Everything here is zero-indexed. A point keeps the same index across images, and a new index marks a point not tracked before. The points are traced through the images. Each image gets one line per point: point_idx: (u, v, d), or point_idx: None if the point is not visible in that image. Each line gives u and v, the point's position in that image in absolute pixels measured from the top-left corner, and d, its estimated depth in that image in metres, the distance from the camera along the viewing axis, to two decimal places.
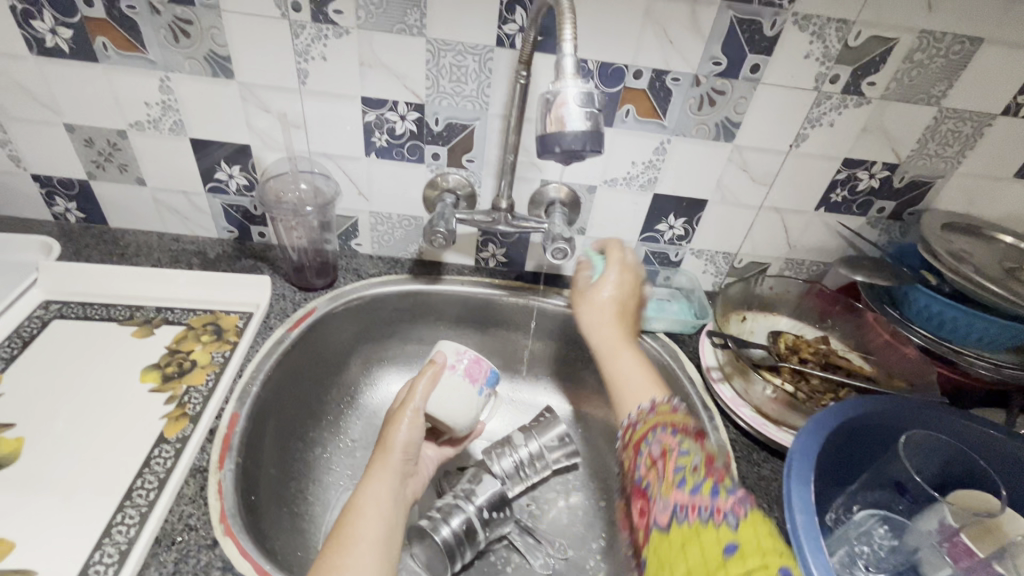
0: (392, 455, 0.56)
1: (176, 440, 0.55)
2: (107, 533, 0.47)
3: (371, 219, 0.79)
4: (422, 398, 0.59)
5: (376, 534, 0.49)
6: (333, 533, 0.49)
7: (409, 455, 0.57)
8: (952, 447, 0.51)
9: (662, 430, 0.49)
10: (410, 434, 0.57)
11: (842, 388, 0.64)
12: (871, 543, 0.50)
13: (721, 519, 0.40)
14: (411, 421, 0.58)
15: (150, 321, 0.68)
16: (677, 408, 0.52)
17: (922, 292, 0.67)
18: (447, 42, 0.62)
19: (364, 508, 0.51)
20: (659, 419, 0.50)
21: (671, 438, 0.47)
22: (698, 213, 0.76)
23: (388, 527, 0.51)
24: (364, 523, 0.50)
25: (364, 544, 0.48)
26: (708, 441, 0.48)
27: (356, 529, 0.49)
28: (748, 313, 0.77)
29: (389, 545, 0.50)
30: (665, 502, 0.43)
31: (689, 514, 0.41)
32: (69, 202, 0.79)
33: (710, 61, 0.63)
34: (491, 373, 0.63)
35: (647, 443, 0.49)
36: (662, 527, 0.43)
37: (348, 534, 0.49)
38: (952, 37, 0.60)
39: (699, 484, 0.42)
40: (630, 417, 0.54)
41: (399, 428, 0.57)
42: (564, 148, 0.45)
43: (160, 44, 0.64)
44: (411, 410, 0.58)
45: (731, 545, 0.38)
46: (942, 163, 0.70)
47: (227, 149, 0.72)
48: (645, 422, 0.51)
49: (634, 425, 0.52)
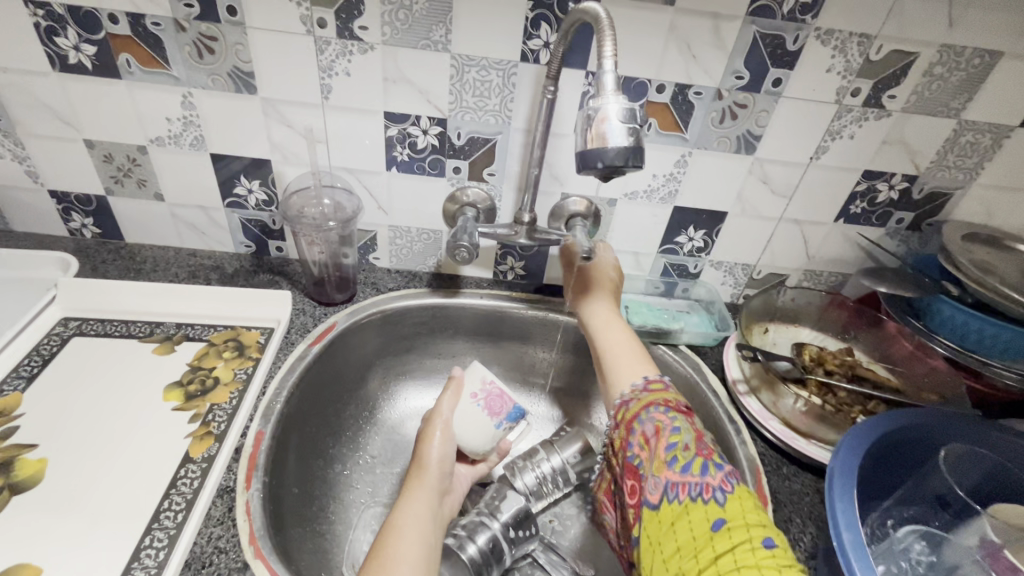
0: (428, 472, 0.59)
1: (202, 459, 0.54)
2: (136, 557, 0.46)
3: (391, 233, 0.78)
4: (450, 409, 0.63)
5: (417, 550, 0.50)
6: (372, 550, 0.50)
7: (443, 470, 0.60)
8: (989, 460, 0.51)
9: (655, 409, 0.54)
10: (441, 447, 0.61)
11: (871, 400, 0.63)
12: (909, 559, 0.48)
13: (710, 497, 0.45)
14: (442, 436, 0.62)
15: (170, 338, 0.67)
16: (667, 388, 0.57)
17: (946, 302, 0.66)
18: (472, 58, 0.63)
19: (404, 525, 0.52)
20: (651, 398, 0.55)
21: (665, 417, 0.52)
22: (718, 225, 0.76)
23: (428, 543, 0.51)
24: (404, 539, 0.50)
25: (406, 560, 0.48)
26: (696, 419, 0.53)
27: (397, 545, 0.49)
28: (770, 324, 0.77)
29: (430, 561, 0.50)
30: (658, 481, 0.48)
31: (679, 492, 0.46)
32: (85, 218, 0.78)
33: (732, 75, 0.63)
34: (515, 409, 0.65)
35: (639, 422, 0.53)
36: (654, 505, 0.48)
37: (389, 549, 0.49)
38: (972, 51, 0.61)
39: (688, 463, 0.48)
40: (622, 396, 0.58)
41: (432, 445, 0.61)
42: (607, 164, 0.45)
43: (184, 61, 0.64)
44: (440, 420, 0.63)
45: (717, 520, 0.43)
46: (961, 175, 0.70)
47: (247, 164, 0.72)
48: (639, 400, 0.56)
49: (627, 402, 0.57)
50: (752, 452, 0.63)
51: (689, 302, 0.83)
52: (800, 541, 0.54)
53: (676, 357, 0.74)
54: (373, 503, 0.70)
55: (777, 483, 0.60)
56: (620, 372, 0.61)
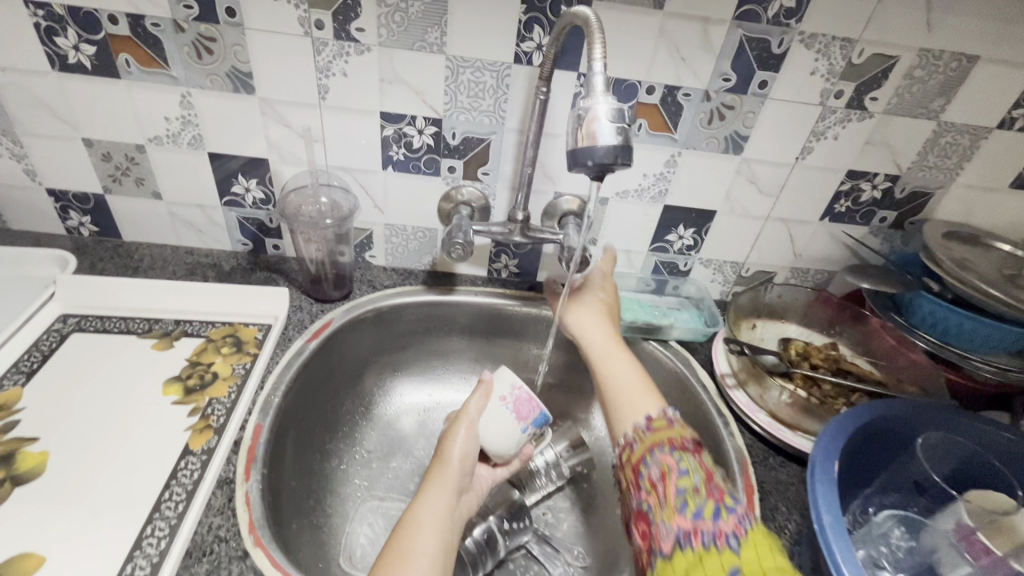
0: (449, 467, 0.57)
1: (202, 452, 0.55)
2: (138, 546, 0.47)
3: (386, 231, 0.80)
4: (478, 411, 0.60)
5: (432, 547, 0.50)
6: (388, 545, 0.50)
7: (462, 468, 0.58)
8: (966, 447, 0.53)
9: (660, 449, 0.49)
10: (464, 445, 0.59)
11: (854, 393, 0.65)
12: (888, 545, 0.51)
13: (724, 544, 0.41)
14: (465, 432, 0.60)
15: (169, 334, 0.68)
16: (673, 421, 0.52)
17: (926, 298, 0.69)
18: (467, 59, 0.64)
19: (422, 520, 0.52)
20: (655, 437, 0.50)
21: (670, 457, 0.48)
22: (707, 223, 0.78)
23: (444, 539, 0.51)
24: (420, 534, 0.50)
25: (421, 555, 0.49)
26: (707, 454, 0.48)
27: (413, 541, 0.50)
28: (757, 320, 0.79)
29: (444, 558, 0.50)
30: (668, 528, 0.44)
31: (693, 541, 0.42)
32: (83, 216, 0.79)
33: (720, 77, 0.65)
34: (541, 415, 0.62)
35: (645, 465, 0.49)
36: (666, 556, 0.43)
37: (404, 545, 0.49)
38: (950, 55, 0.63)
39: (699, 507, 0.44)
40: (625, 436, 0.53)
41: (455, 442, 0.59)
42: (596, 161, 0.46)
43: (183, 62, 0.65)
44: (467, 419, 0.60)
45: (735, 570, 0.39)
46: (941, 175, 0.72)
47: (245, 163, 0.73)
48: (642, 441, 0.51)
49: (631, 443, 0.52)
50: (740, 444, 0.64)
51: (680, 299, 0.85)
52: (786, 528, 0.56)
53: (666, 353, 0.76)
54: (369, 497, 0.71)
55: (763, 473, 0.62)
56: (620, 412, 0.56)
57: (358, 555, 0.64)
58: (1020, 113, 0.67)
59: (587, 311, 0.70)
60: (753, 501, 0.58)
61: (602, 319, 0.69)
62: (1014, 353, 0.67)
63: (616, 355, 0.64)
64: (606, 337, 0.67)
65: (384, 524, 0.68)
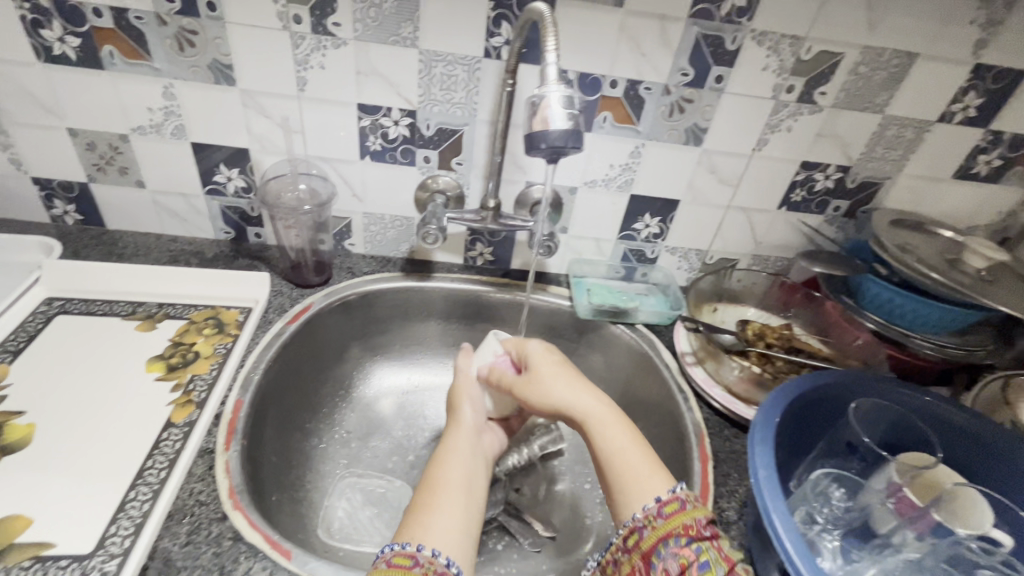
0: (462, 416, 0.63)
1: (184, 424, 0.58)
2: (122, 508, 0.49)
3: (365, 219, 0.83)
4: (467, 365, 0.68)
5: (458, 478, 0.54)
6: (421, 484, 0.54)
7: (476, 414, 0.64)
8: (893, 411, 0.58)
9: (677, 541, 0.44)
10: (471, 396, 0.65)
11: (803, 368, 0.70)
12: (828, 504, 0.56)
13: None
14: (467, 383, 0.66)
15: (152, 316, 0.71)
16: (684, 501, 0.47)
17: (874, 281, 0.73)
18: (439, 53, 0.67)
19: (448, 458, 0.57)
20: (670, 525, 0.46)
21: (689, 550, 0.44)
22: (672, 212, 0.82)
23: (470, 472, 0.56)
24: (446, 468, 0.55)
25: (451, 484, 0.53)
26: (721, 538, 0.45)
27: (443, 476, 0.54)
28: (718, 304, 0.85)
29: (472, 490, 0.54)
30: None
31: None
32: (68, 205, 0.81)
33: (679, 72, 0.69)
34: None
35: (659, 557, 0.44)
36: None
37: (435, 480, 0.54)
38: (892, 52, 0.68)
39: None
40: (635, 521, 0.47)
41: (464, 395, 0.65)
42: (549, 144, 0.51)
43: (166, 54, 0.67)
44: (463, 374, 0.67)
45: None
46: (888, 166, 0.77)
47: (228, 153, 0.76)
48: (653, 529, 0.46)
49: (640, 529, 0.46)
50: (698, 417, 0.68)
51: (648, 285, 0.89)
52: (737, 492, 0.60)
53: (632, 335, 0.80)
54: (348, 474, 0.74)
55: (718, 443, 0.66)
56: (629, 491, 0.50)
57: (336, 527, 0.67)
58: (958, 107, 0.71)
59: (550, 375, 0.60)
60: (707, 469, 0.62)
61: (568, 377, 0.60)
62: (953, 330, 0.71)
63: (608, 418, 0.55)
64: (585, 402, 0.57)
65: (362, 499, 0.71)
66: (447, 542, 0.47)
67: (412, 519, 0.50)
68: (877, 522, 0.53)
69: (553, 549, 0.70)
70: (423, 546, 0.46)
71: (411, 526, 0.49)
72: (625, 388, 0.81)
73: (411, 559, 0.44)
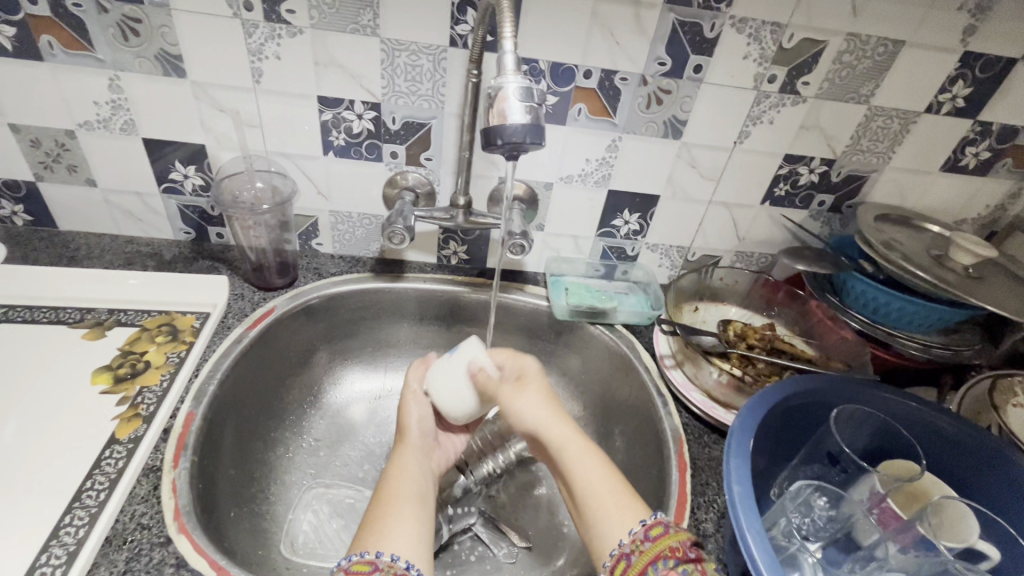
0: (410, 433, 0.60)
1: (129, 440, 0.54)
2: (55, 534, 0.46)
3: (332, 218, 0.79)
4: (417, 379, 0.64)
5: (412, 491, 0.53)
6: (375, 497, 0.53)
7: (423, 429, 0.62)
8: (877, 419, 0.56)
9: (665, 563, 0.42)
10: (420, 413, 0.62)
11: (786, 370, 0.68)
12: (810, 514, 0.53)
13: None
14: (417, 400, 0.63)
15: (102, 323, 0.67)
16: (669, 526, 0.45)
17: (858, 279, 0.70)
18: (401, 42, 0.63)
19: (399, 475, 0.55)
20: (657, 548, 0.43)
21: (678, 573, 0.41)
22: (652, 208, 0.79)
23: (420, 484, 0.55)
24: (398, 482, 0.54)
25: (402, 496, 0.52)
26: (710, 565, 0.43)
27: (396, 489, 0.53)
28: (700, 303, 0.83)
29: (424, 500, 0.54)
30: None
31: None
32: (15, 205, 0.76)
33: (655, 61, 0.66)
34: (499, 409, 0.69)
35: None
36: None
37: (392, 493, 0.52)
38: (877, 40, 0.64)
39: None
40: (620, 547, 0.45)
41: (409, 411, 0.62)
42: (506, 140, 0.49)
43: (108, 44, 0.63)
44: (410, 392, 0.64)
45: None
46: (874, 159, 0.74)
47: (183, 150, 0.72)
48: (641, 554, 0.44)
49: (627, 556, 0.44)
50: (677, 422, 0.66)
51: (628, 283, 0.86)
52: (715, 501, 0.58)
53: (611, 336, 0.77)
54: (315, 484, 0.71)
55: (697, 450, 0.63)
56: (606, 519, 0.47)
57: (301, 542, 0.64)
58: (946, 97, 0.68)
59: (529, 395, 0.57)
60: (684, 479, 0.59)
61: (546, 402, 0.57)
62: (939, 329, 0.69)
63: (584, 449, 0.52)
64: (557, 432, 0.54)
65: (328, 511, 0.68)
66: (406, 547, 0.46)
67: (368, 530, 0.48)
68: (859, 535, 0.51)
69: (527, 560, 0.67)
70: (383, 552, 0.45)
71: (367, 535, 0.47)
72: (604, 389, 0.79)
73: (370, 566, 0.43)
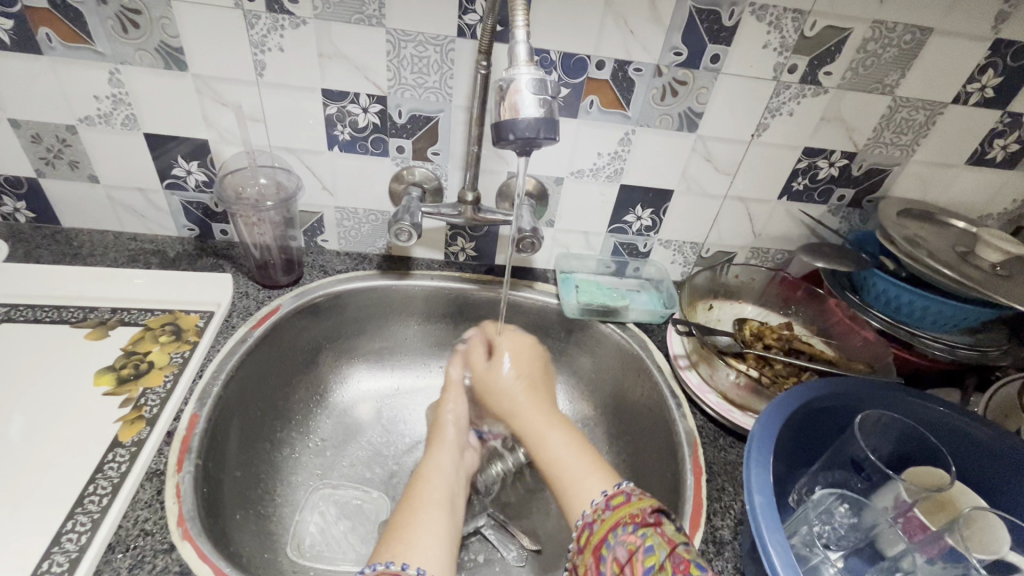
0: (445, 430, 0.61)
1: (132, 443, 0.53)
2: (56, 541, 0.45)
3: (337, 214, 0.77)
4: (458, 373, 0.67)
5: (441, 495, 0.52)
6: (403, 501, 0.52)
7: (459, 426, 0.63)
8: (902, 424, 0.54)
9: (624, 529, 0.44)
10: (455, 408, 0.64)
11: (805, 371, 0.66)
12: (831, 521, 0.51)
13: None
14: (455, 397, 0.65)
15: (105, 323, 0.66)
16: (631, 495, 0.47)
17: (880, 277, 0.68)
18: (408, 33, 0.61)
19: (430, 476, 0.55)
20: (617, 516, 0.45)
21: (636, 536, 0.43)
22: (664, 203, 0.77)
23: (450, 488, 0.54)
24: (429, 485, 0.53)
25: (430, 502, 0.51)
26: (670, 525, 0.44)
27: (424, 493, 0.52)
28: (714, 301, 0.81)
29: (452, 505, 0.53)
30: None
31: None
32: (17, 202, 0.75)
33: (671, 51, 0.63)
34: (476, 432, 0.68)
35: (608, 547, 0.43)
36: None
37: (419, 497, 0.51)
38: (903, 27, 0.62)
39: None
40: (584, 517, 0.47)
41: (447, 407, 0.64)
42: (519, 135, 0.47)
43: (108, 36, 0.61)
44: (452, 386, 0.66)
45: None
46: (897, 152, 0.72)
47: (186, 145, 0.70)
48: (602, 522, 0.46)
49: (590, 525, 0.46)
50: (691, 425, 0.64)
51: (640, 280, 0.84)
52: (732, 508, 0.56)
53: (623, 334, 0.76)
54: (322, 485, 0.69)
55: (712, 453, 0.61)
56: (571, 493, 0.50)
57: (307, 544, 0.63)
58: (975, 87, 0.65)
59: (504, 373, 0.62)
60: (700, 483, 0.58)
61: (521, 376, 0.62)
62: (964, 329, 0.66)
63: (553, 433, 0.55)
64: (525, 400, 0.59)
65: (336, 513, 0.67)
66: (430, 559, 0.45)
67: (394, 537, 0.47)
68: (885, 544, 0.49)
69: (537, 563, 0.66)
70: (407, 564, 0.43)
71: (391, 544, 0.46)
72: (615, 390, 0.77)
73: None
